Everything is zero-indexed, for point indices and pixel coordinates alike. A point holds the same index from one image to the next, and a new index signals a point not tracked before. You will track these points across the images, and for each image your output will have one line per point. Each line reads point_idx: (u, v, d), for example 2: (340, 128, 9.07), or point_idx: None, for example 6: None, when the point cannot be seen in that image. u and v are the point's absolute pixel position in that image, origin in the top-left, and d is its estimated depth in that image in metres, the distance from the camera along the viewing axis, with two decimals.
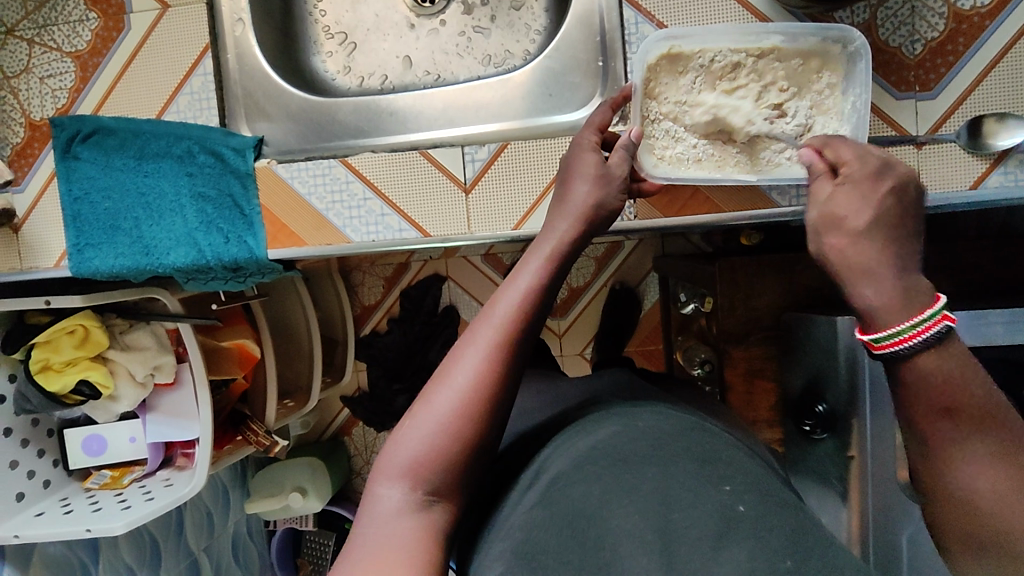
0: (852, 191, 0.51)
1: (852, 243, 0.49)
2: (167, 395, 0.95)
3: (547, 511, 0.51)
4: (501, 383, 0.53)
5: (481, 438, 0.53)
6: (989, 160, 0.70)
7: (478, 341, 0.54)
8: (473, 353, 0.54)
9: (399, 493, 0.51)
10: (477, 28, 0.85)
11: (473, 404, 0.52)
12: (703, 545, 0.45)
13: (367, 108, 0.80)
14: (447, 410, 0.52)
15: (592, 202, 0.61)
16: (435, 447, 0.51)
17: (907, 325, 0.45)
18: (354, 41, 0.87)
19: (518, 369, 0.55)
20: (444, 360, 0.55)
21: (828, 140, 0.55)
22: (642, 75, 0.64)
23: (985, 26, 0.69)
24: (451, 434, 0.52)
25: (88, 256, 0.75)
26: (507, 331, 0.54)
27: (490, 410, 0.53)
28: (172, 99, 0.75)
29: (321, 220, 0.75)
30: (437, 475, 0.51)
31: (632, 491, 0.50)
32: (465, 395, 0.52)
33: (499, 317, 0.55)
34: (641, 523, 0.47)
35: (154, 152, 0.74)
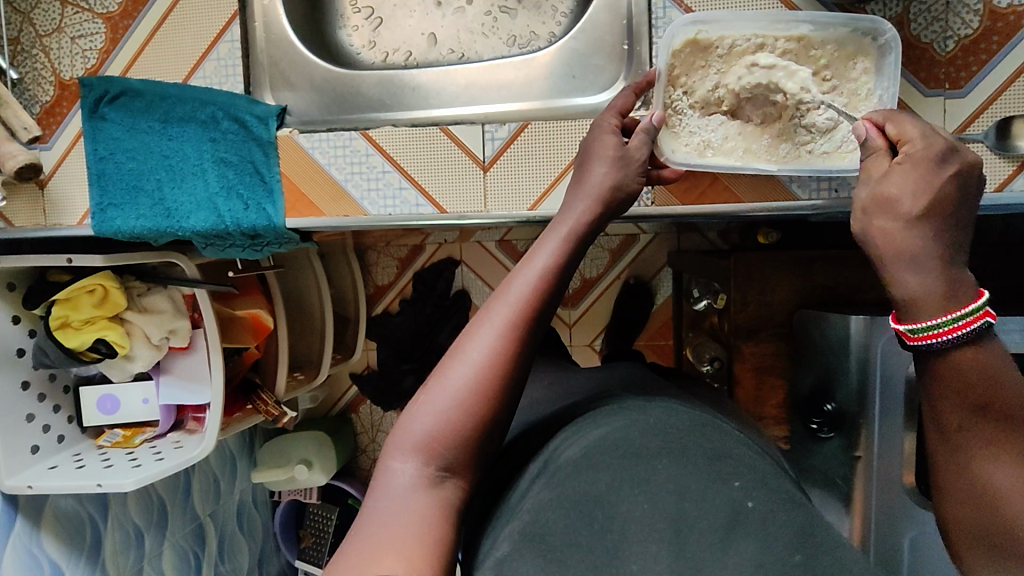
0: (907, 170, 0.49)
1: (876, 236, 0.48)
2: (181, 359, 0.97)
3: (554, 495, 0.50)
4: (515, 362, 0.54)
5: (494, 415, 0.53)
6: (1017, 163, 0.69)
7: (493, 320, 0.54)
8: (488, 331, 0.54)
9: (412, 467, 0.51)
10: (503, 8, 0.85)
11: (488, 382, 0.53)
12: (714, 538, 0.47)
13: (390, 82, 0.80)
14: (462, 387, 0.52)
15: (610, 184, 0.61)
16: (449, 422, 0.52)
17: (945, 320, 0.46)
18: (381, 16, 0.87)
19: (532, 350, 0.55)
20: (458, 338, 0.56)
21: (893, 113, 0.52)
22: (668, 58, 0.64)
23: (1021, 25, 0.67)
24: (465, 411, 0.52)
25: (111, 216, 0.76)
26: (522, 310, 0.54)
27: (504, 389, 0.53)
28: (199, 65, 0.76)
29: (339, 191, 0.75)
30: (450, 451, 0.52)
31: (641, 475, 0.50)
32: (479, 373, 0.53)
33: (515, 296, 0.55)
34: (653, 512, 0.48)
35: (179, 116, 0.74)
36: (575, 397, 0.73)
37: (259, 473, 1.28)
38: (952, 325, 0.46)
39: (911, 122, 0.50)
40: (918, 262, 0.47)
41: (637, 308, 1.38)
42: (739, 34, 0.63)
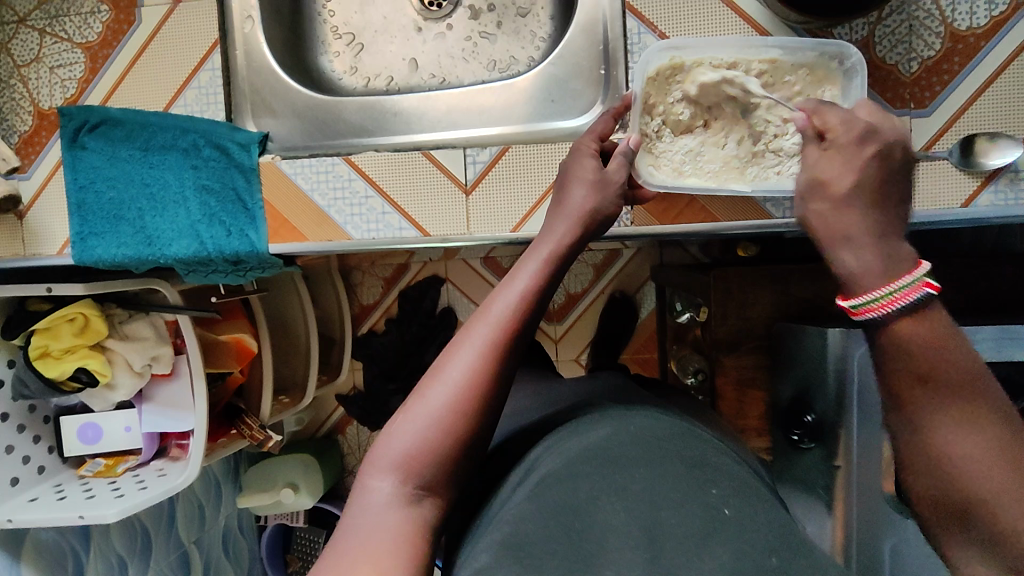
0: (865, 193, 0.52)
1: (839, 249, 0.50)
2: (164, 386, 0.96)
3: (537, 503, 0.49)
4: (495, 380, 0.54)
5: (473, 434, 0.53)
6: (981, 179, 0.71)
7: (474, 340, 0.55)
8: (469, 351, 0.55)
9: (390, 485, 0.51)
10: (483, 33, 0.86)
11: (468, 401, 0.53)
12: (691, 540, 0.48)
13: (372, 108, 0.80)
14: (442, 405, 0.53)
15: (589, 205, 0.62)
16: (428, 441, 0.52)
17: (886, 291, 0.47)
18: (362, 42, 0.88)
19: (512, 369, 0.56)
20: (439, 356, 0.56)
21: (819, 105, 0.56)
22: (643, 85, 0.66)
23: (980, 46, 0.70)
24: (443, 430, 0.52)
25: (91, 245, 0.76)
26: (504, 330, 0.55)
27: (483, 408, 0.54)
28: (180, 93, 0.76)
29: (323, 217, 0.76)
30: (428, 470, 0.52)
31: (622, 486, 0.51)
32: (459, 391, 0.53)
33: (496, 315, 0.56)
34: (627, 519, 0.49)
35: (160, 144, 0.75)
36: (556, 407, 0.73)
37: (244, 498, 1.27)
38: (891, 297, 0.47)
39: (837, 112, 0.55)
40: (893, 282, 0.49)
41: (622, 322, 1.39)
42: (713, 58, 0.65)
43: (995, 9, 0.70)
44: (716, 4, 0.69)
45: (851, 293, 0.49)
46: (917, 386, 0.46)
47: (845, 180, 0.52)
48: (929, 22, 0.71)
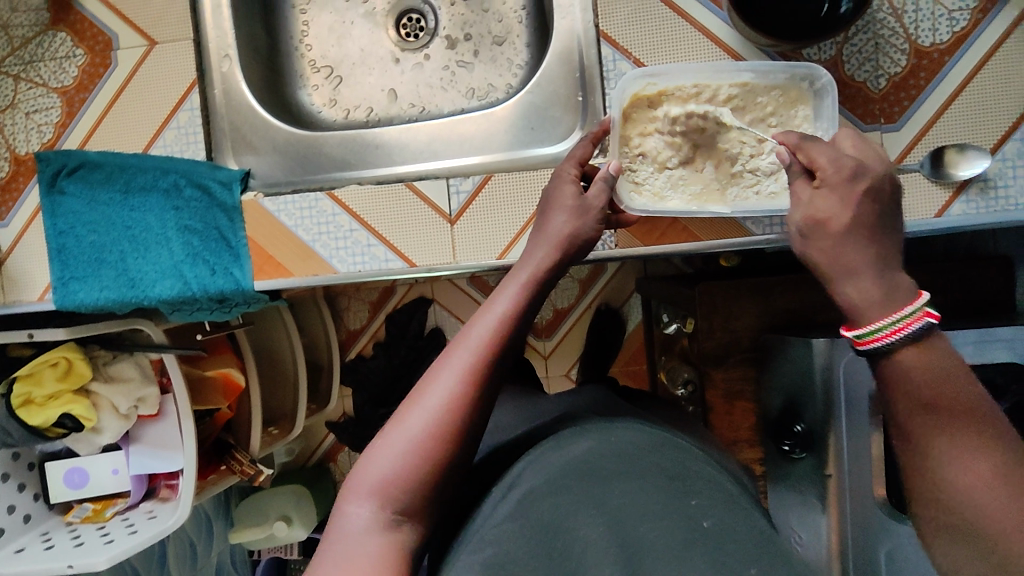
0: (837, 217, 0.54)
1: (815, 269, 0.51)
2: (151, 426, 0.95)
3: (518, 521, 0.51)
4: (474, 404, 0.54)
5: (452, 458, 0.53)
6: (953, 189, 0.73)
7: (453, 364, 0.55)
8: (448, 376, 0.55)
9: (368, 511, 0.51)
10: (460, 62, 0.87)
11: (447, 424, 0.53)
12: (669, 552, 0.46)
13: (353, 141, 0.80)
14: (420, 429, 0.53)
15: (569, 233, 0.63)
16: (405, 466, 0.52)
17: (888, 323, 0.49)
18: (340, 74, 0.88)
19: (491, 393, 0.56)
20: (419, 380, 0.56)
21: (802, 142, 0.56)
22: (621, 109, 0.67)
23: (944, 61, 0.73)
24: (421, 455, 0.52)
25: (72, 290, 0.75)
26: (483, 354, 0.55)
27: (462, 431, 0.53)
28: (159, 134, 0.76)
29: (307, 251, 0.75)
30: (407, 495, 0.52)
31: (599, 499, 0.52)
32: (437, 416, 0.53)
33: (476, 339, 0.56)
34: (605, 536, 0.48)
35: (140, 186, 0.74)
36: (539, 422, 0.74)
37: (238, 535, 1.26)
38: (893, 327, 0.49)
39: (823, 149, 0.55)
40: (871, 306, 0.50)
41: (610, 336, 1.39)
42: (687, 82, 0.67)
43: (956, 26, 0.72)
44: (689, 30, 0.70)
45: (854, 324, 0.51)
46: (883, 395, 0.48)
47: (821, 200, 0.53)
48: (894, 39, 0.73)
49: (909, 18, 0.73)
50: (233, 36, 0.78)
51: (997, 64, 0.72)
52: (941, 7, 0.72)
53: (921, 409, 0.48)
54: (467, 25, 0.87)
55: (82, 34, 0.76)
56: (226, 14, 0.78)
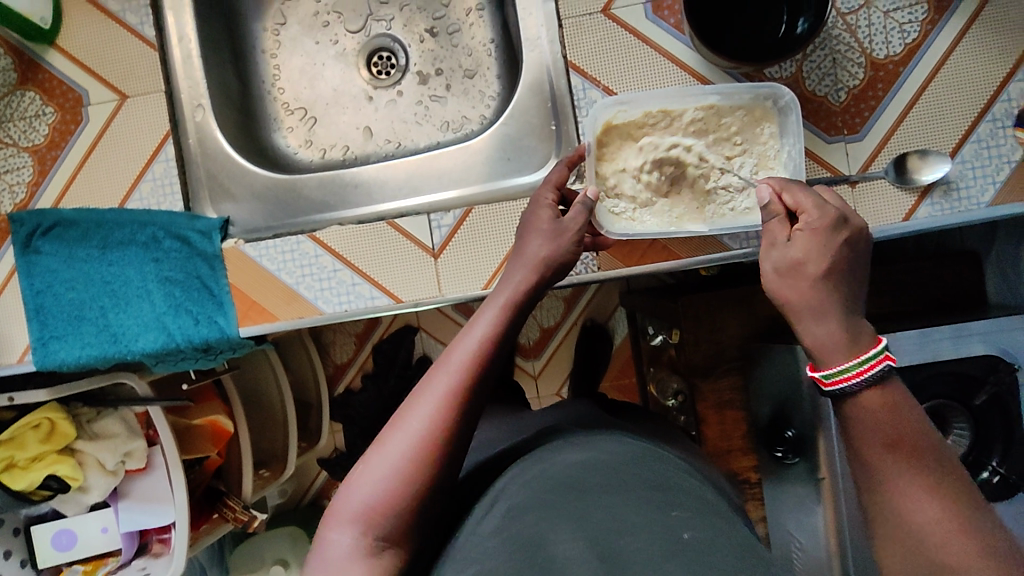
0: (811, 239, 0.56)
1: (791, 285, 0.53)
2: (140, 480, 0.93)
3: (505, 540, 0.52)
4: (455, 428, 0.54)
5: (434, 481, 0.54)
6: (917, 194, 0.75)
7: (433, 389, 0.55)
8: (428, 400, 0.55)
9: (351, 537, 0.51)
10: (433, 96, 0.88)
11: (428, 449, 0.53)
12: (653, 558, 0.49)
13: (331, 182, 0.80)
14: (401, 454, 0.53)
15: (544, 255, 0.64)
16: (386, 493, 0.52)
17: (855, 362, 0.51)
18: (314, 115, 0.89)
19: (472, 417, 0.56)
20: (401, 405, 0.56)
21: (785, 183, 0.60)
22: (594, 137, 0.70)
23: (899, 72, 0.76)
24: (402, 481, 0.52)
25: (53, 349, 0.74)
26: (464, 376, 0.55)
27: (443, 456, 0.54)
28: (134, 187, 0.75)
29: (291, 294, 0.75)
30: (389, 520, 0.52)
31: (581, 514, 0.53)
32: (420, 440, 0.53)
33: (456, 362, 0.56)
34: (586, 549, 0.50)
35: (118, 241, 0.74)
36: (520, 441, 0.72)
37: None
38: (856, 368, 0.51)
39: (807, 197, 0.58)
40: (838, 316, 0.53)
41: (597, 353, 1.40)
42: (654, 108, 0.69)
43: (908, 38, 0.75)
44: (654, 56, 0.72)
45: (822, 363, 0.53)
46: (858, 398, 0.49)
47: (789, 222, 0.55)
48: (851, 54, 0.76)
49: (863, 32, 0.76)
50: (205, 85, 0.79)
51: (949, 72, 0.75)
52: (892, 21, 0.75)
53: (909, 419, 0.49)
54: (438, 59, 0.88)
55: (52, 92, 0.75)
56: (197, 63, 0.78)
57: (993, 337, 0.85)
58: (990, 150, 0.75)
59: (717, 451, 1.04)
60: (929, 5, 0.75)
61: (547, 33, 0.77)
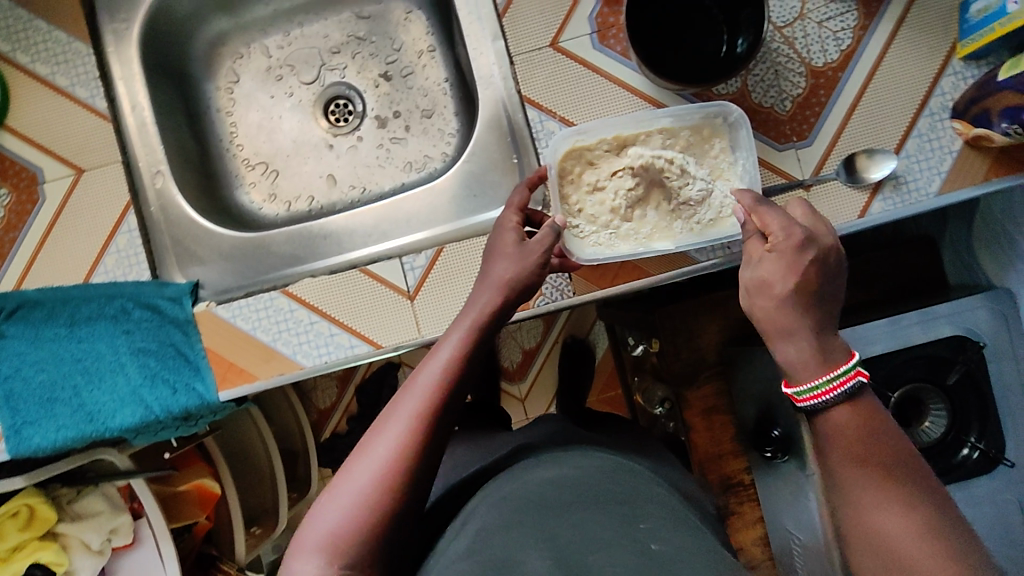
0: (778, 259, 0.57)
1: (775, 304, 0.56)
2: (127, 557, 0.90)
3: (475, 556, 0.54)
4: (421, 453, 0.55)
5: (401, 507, 0.54)
6: (869, 191, 0.78)
7: (400, 413, 0.56)
8: (395, 426, 0.55)
9: (315, 569, 0.51)
10: (394, 139, 0.89)
11: (394, 474, 0.54)
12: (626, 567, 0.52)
13: (300, 236, 0.79)
14: (367, 481, 0.53)
15: (509, 276, 0.64)
16: (353, 521, 0.52)
17: (825, 380, 0.53)
18: (276, 168, 0.89)
19: (439, 444, 0.57)
20: (367, 431, 0.57)
21: (757, 204, 0.60)
22: (557, 168, 0.71)
23: (838, 77, 0.79)
24: (367, 506, 0.53)
25: (26, 436, 0.72)
26: (430, 401, 0.56)
27: (409, 482, 0.55)
28: (99, 261, 0.74)
29: (269, 352, 0.74)
30: (355, 550, 0.52)
31: (552, 532, 0.56)
32: (386, 465, 0.54)
33: (422, 387, 0.57)
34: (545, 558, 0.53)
35: (86, 316, 0.73)
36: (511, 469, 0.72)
37: None
38: (830, 384, 0.53)
39: (776, 216, 0.59)
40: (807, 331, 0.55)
41: (583, 368, 1.38)
42: (610, 135, 0.71)
43: (843, 45, 0.79)
44: (605, 84, 0.74)
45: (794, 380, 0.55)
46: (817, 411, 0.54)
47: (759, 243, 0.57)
48: (791, 64, 0.79)
49: (800, 43, 0.79)
50: (162, 151, 0.78)
51: (884, 74, 0.79)
52: (826, 30, 0.79)
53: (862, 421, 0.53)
54: (395, 102, 0.89)
55: (4, 173, 0.74)
56: (153, 130, 0.78)
57: (959, 318, 0.88)
58: (932, 142, 0.78)
59: (709, 457, 1.05)
60: (858, 12, 0.79)
61: (500, 70, 0.77)
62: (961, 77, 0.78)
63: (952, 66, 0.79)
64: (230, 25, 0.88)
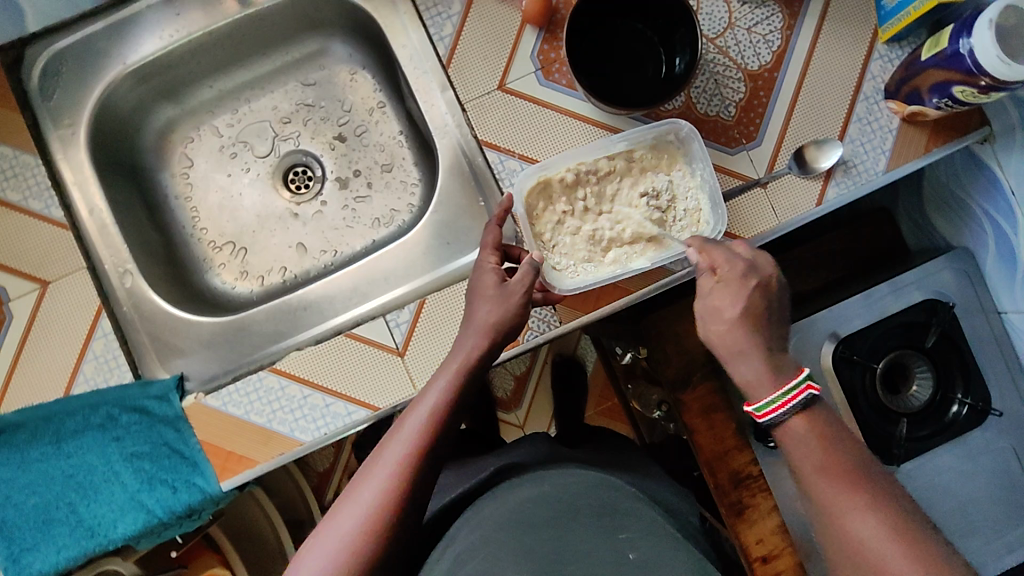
0: (727, 289, 0.65)
1: (729, 330, 0.64)
2: None
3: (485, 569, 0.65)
4: (404, 498, 0.59)
5: (383, 552, 0.58)
6: (823, 178, 0.81)
7: (387, 460, 0.60)
8: (381, 472, 0.59)
9: None
10: (357, 198, 0.89)
11: (376, 520, 0.58)
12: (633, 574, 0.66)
13: (279, 311, 0.79)
14: (351, 527, 0.57)
15: (494, 319, 0.65)
16: (336, 566, 0.56)
17: (782, 393, 0.62)
18: (243, 245, 0.88)
19: (421, 490, 0.60)
20: (355, 477, 0.61)
21: (705, 244, 0.66)
22: (523, 205, 0.73)
23: (775, 77, 0.82)
24: (353, 552, 0.56)
25: (26, 561, 0.71)
26: (415, 448, 0.60)
27: (392, 527, 0.58)
28: (77, 370, 0.72)
29: (266, 433, 0.73)
30: None
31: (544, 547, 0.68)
32: (370, 512, 0.58)
33: (408, 434, 0.61)
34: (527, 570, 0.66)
35: (72, 430, 0.72)
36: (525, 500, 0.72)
37: None
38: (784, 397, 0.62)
39: (722, 252, 0.66)
40: (762, 353, 0.63)
41: (573, 384, 1.37)
42: (572, 165, 0.73)
43: (774, 46, 0.82)
44: (558, 116, 0.75)
45: (754, 397, 0.63)
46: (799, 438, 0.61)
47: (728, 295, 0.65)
48: (729, 72, 0.82)
49: (734, 51, 0.82)
50: (127, 249, 0.77)
51: (818, 67, 0.82)
52: (756, 35, 0.82)
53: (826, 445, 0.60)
54: (353, 162, 0.90)
55: None
56: (115, 230, 0.77)
57: (926, 282, 0.92)
58: (872, 124, 0.82)
59: (715, 455, 1.03)
60: (783, 13, 0.82)
61: (453, 118, 0.78)
62: (887, 59, 0.83)
63: (877, 50, 0.83)
64: (176, 112, 0.88)
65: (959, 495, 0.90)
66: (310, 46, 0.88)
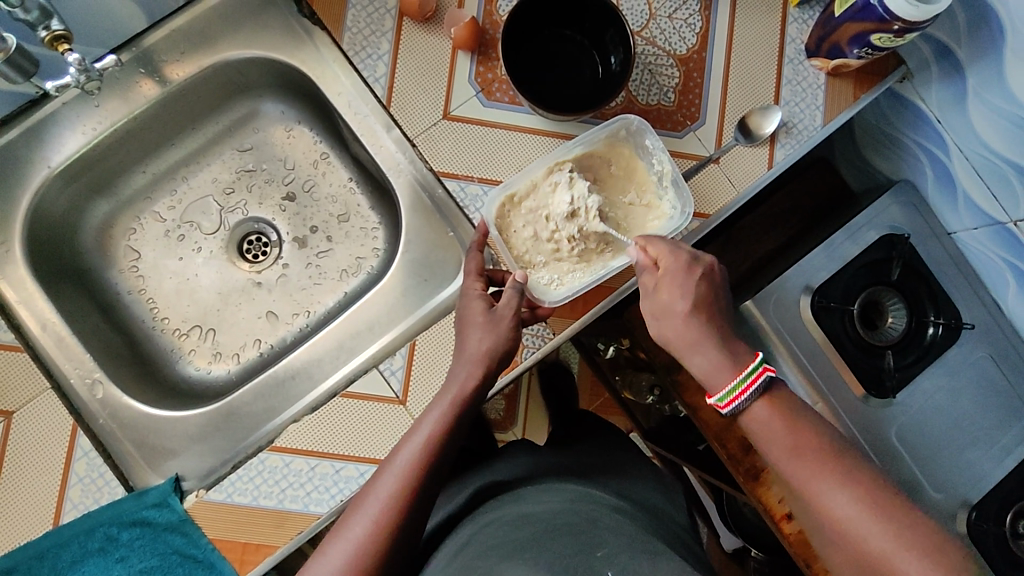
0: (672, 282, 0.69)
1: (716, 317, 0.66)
2: None
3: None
4: (396, 530, 0.59)
5: None
6: (769, 142, 0.84)
7: (380, 492, 0.59)
8: (374, 504, 0.59)
9: None
10: (319, 253, 0.87)
11: (367, 553, 0.57)
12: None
13: (266, 386, 0.76)
14: (341, 562, 0.57)
15: (487, 347, 0.64)
16: None
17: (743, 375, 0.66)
18: (211, 326, 0.84)
19: (416, 521, 0.60)
20: (347, 509, 0.61)
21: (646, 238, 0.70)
22: (496, 227, 0.73)
23: (704, 57, 0.84)
24: None
25: None
26: (408, 479, 0.60)
27: (383, 559, 0.58)
28: (62, 498, 0.67)
29: (280, 514, 0.68)
30: None
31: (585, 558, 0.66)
32: (360, 545, 0.57)
33: (401, 465, 0.61)
34: None
35: (73, 560, 0.68)
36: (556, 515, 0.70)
37: None
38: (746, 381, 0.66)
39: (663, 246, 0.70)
40: None
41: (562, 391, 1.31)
42: (536, 177, 0.73)
43: (696, 28, 0.84)
44: (509, 133, 0.75)
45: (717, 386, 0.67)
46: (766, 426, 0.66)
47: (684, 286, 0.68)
48: (660, 60, 0.84)
49: (661, 39, 0.84)
50: (91, 358, 0.73)
51: (741, 41, 0.85)
52: (678, 21, 0.84)
53: (796, 437, 0.65)
54: (307, 219, 0.87)
55: None
56: (74, 342, 0.72)
57: (878, 220, 0.95)
58: (802, 84, 0.85)
59: (721, 428, 1.00)
60: None
61: (404, 155, 0.77)
62: (802, 21, 0.86)
63: (791, 14, 0.86)
64: (112, 206, 0.84)
65: (953, 413, 0.93)
66: (240, 111, 0.86)
